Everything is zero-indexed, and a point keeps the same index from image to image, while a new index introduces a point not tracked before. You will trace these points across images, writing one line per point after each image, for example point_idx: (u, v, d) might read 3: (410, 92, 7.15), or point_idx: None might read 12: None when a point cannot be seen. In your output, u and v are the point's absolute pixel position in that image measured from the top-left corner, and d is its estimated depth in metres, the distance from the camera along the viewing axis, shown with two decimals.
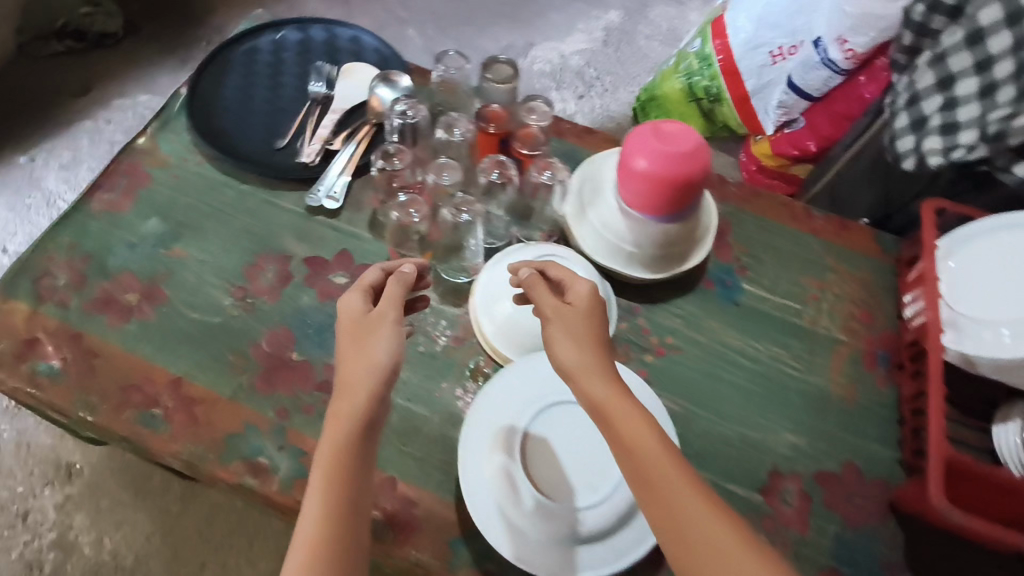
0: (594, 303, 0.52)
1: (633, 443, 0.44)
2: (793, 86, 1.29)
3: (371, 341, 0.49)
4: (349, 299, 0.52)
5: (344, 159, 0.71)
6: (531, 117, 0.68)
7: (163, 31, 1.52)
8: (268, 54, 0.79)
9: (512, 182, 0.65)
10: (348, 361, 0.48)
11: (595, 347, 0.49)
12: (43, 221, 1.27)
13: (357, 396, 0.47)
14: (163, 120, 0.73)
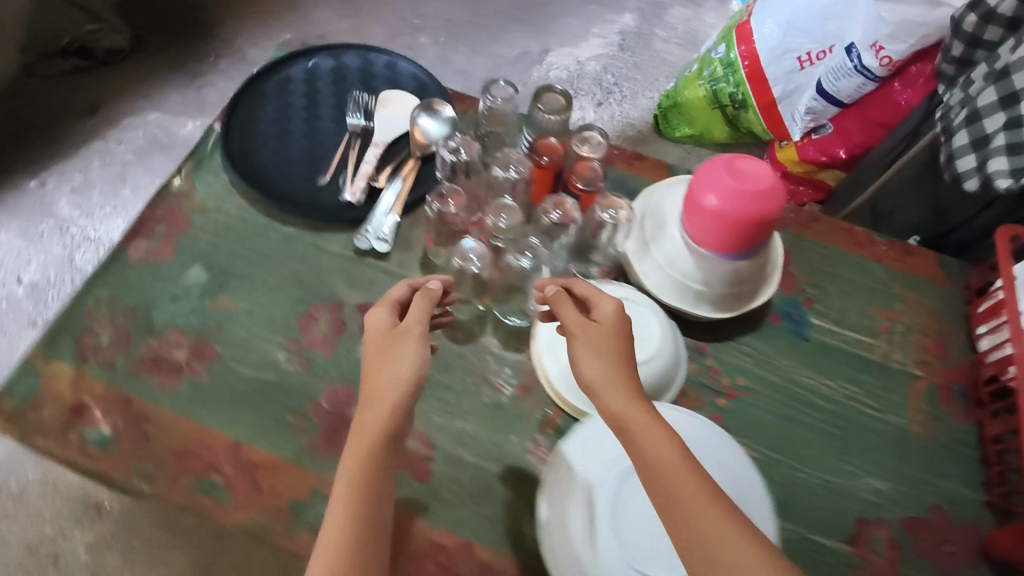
0: (620, 321, 0.50)
1: (656, 461, 0.41)
2: (823, 92, 1.25)
3: (398, 351, 0.47)
4: (374, 312, 0.50)
5: (391, 198, 0.67)
6: (586, 150, 0.65)
7: (171, 44, 1.48)
8: (302, 83, 0.76)
9: (574, 222, 0.61)
10: (373, 370, 0.46)
11: (623, 366, 0.47)
12: (55, 250, 1.21)
13: (377, 405, 0.44)
14: (197, 158, 0.69)
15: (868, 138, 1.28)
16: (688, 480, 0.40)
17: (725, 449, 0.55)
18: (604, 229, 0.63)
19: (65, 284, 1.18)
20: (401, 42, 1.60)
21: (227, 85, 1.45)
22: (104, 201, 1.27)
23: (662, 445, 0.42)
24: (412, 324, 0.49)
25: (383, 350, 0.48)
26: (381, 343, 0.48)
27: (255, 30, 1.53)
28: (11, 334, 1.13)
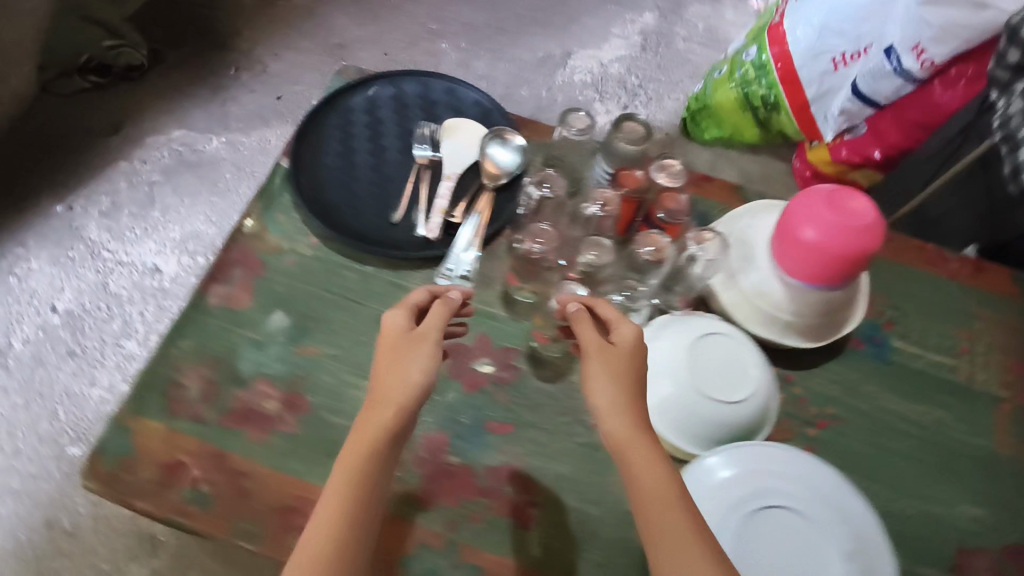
0: (637, 345, 0.53)
1: (649, 484, 0.46)
2: (859, 93, 1.23)
3: (412, 361, 0.51)
4: (394, 318, 0.53)
5: (469, 233, 0.66)
6: (666, 179, 0.63)
7: (190, 59, 1.45)
8: (364, 113, 0.74)
9: (666, 257, 0.62)
10: (384, 378, 0.50)
11: (628, 384, 0.51)
12: (89, 276, 1.19)
13: (382, 413, 0.49)
14: (266, 197, 0.67)
15: (904, 138, 1.26)
16: (669, 507, 0.45)
17: (853, 503, 0.54)
18: (692, 261, 0.63)
19: (100, 312, 1.16)
20: (422, 49, 1.57)
21: (250, 99, 1.42)
22: (134, 223, 1.25)
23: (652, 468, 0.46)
24: (428, 336, 0.52)
25: (397, 358, 0.51)
26: (396, 351, 0.52)
27: (273, 41, 1.50)
28: (49, 365, 1.11)
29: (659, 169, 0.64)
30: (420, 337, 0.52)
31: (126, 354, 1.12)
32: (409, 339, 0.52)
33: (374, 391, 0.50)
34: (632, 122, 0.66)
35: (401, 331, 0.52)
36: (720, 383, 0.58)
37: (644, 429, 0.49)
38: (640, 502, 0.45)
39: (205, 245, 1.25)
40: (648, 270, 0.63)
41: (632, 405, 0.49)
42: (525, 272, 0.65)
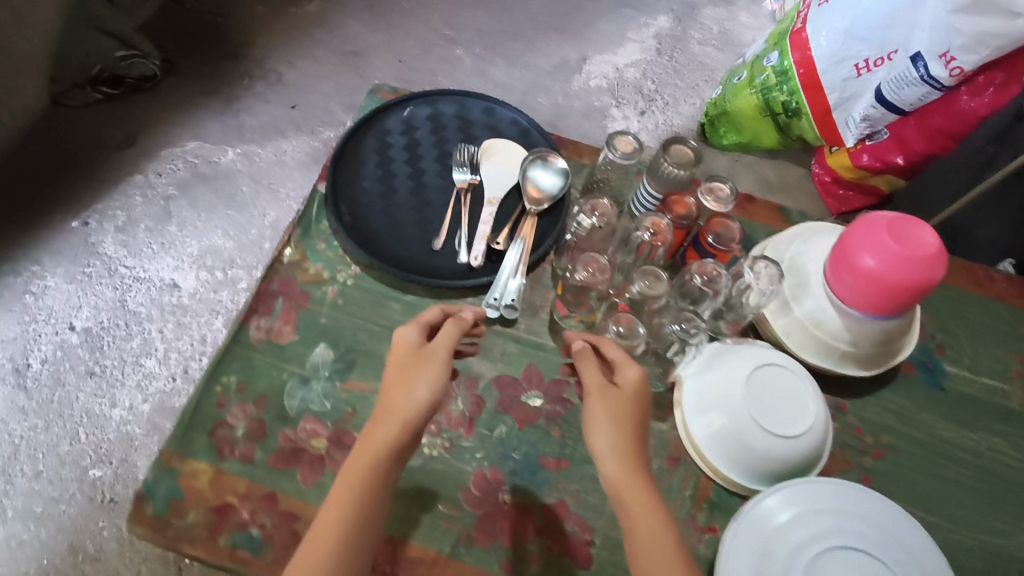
0: (639, 390, 0.53)
1: (641, 509, 0.47)
2: (883, 100, 1.20)
3: (417, 382, 0.51)
4: (406, 335, 0.53)
5: (514, 261, 0.64)
6: (717, 203, 0.63)
7: (203, 69, 1.43)
8: (401, 134, 0.73)
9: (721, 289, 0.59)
10: (393, 395, 0.51)
11: (628, 411, 0.52)
12: (106, 293, 1.17)
13: (387, 431, 0.50)
14: (304, 223, 0.66)
15: (928, 146, 1.22)
16: (655, 535, 0.46)
17: (925, 553, 0.51)
18: (745, 289, 0.61)
19: (119, 329, 1.14)
20: (437, 55, 1.55)
21: (265, 109, 1.40)
22: (150, 238, 1.23)
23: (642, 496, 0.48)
24: (435, 357, 0.52)
25: (406, 376, 0.52)
26: (406, 369, 0.52)
27: (286, 50, 1.48)
28: (69, 385, 1.09)
29: (709, 193, 0.63)
30: (428, 357, 0.52)
31: (146, 373, 1.10)
32: (419, 360, 0.52)
33: (383, 406, 0.50)
34: (681, 146, 0.65)
35: (411, 349, 0.53)
36: (780, 417, 0.56)
37: (634, 459, 0.50)
38: (630, 525, 0.47)
39: (224, 260, 1.23)
40: (703, 296, 0.60)
41: (629, 432, 0.50)
42: (575, 302, 0.62)
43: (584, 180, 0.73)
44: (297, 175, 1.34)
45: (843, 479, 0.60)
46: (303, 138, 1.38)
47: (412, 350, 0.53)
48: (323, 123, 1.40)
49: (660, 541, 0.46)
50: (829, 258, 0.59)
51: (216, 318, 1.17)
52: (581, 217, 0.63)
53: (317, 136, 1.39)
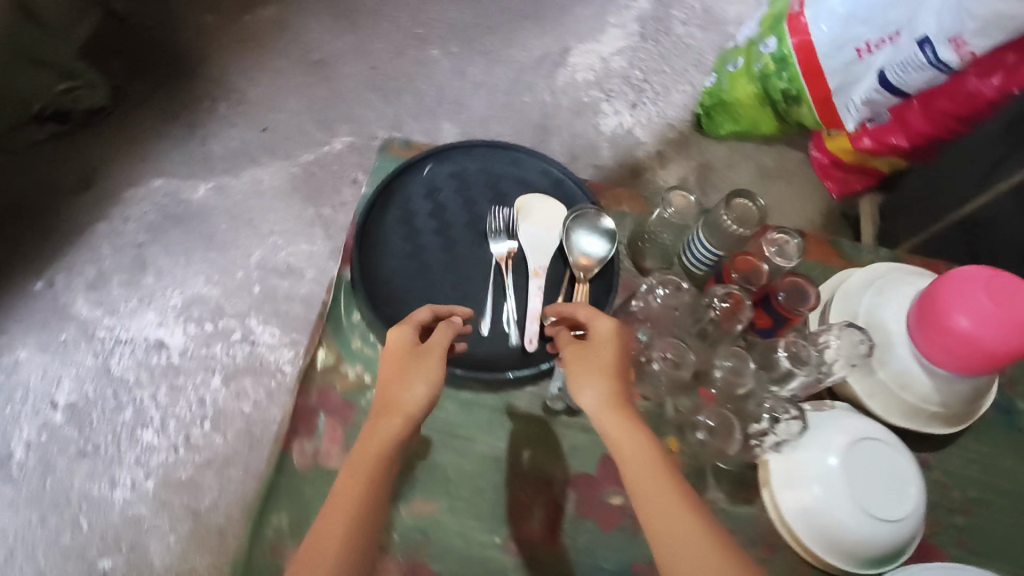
0: (616, 340, 0.53)
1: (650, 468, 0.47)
2: (888, 86, 1.18)
3: (418, 375, 0.52)
4: (403, 333, 0.54)
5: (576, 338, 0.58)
6: (778, 257, 0.59)
7: (157, 92, 1.28)
8: (424, 199, 0.65)
9: (804, 367, 0.54)
10: (392, 387, 0.51)
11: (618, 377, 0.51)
12: (87, 360, 1.08)
13: (390, 421, 0.50)
14: (334, 319, 0.59)
15: (933, 129, 1.21)
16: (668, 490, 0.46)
17: None
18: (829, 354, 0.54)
19: (108, 400, 1.06)
20: (411, 58, 1.42)
21: (233, 134, 1.28)
22: (126, 293, 1.13)
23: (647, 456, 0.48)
24: (433, 350, 0.53)
25: (406, 370, 0.52)
26: (406, 363, 0.52)
27: (248, 65, 1.35)
28: (62, 468, 1.01)
29: (769, 244, 0.60)
30: (425, 352, 0.53)
31: (145, 446, 1.03)
32: (416, 356, 0.53)
33: (383, 398, 0.51)
34: (744, 201, 0.61)
35: (409, 345, 0.53)
36: (877, 492, 0.53)
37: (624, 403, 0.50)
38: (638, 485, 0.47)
39: (211, 310, 1.14)
40: (788, 375, 0.55)
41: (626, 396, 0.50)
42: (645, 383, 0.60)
43: (631, 231, 0.67)
44: (277, 206, 1.23)
45: (936, 543, 0.58)
46: (278, 164, 1.27)
47: (409, 348, 0.53)
48: (299, 144, 1.29)
49: (670, 495, 0.46)
50: (912, 313, 0.56)
51: (213, 376, 1.09)
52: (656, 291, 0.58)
53: (294, 160, 1.28)
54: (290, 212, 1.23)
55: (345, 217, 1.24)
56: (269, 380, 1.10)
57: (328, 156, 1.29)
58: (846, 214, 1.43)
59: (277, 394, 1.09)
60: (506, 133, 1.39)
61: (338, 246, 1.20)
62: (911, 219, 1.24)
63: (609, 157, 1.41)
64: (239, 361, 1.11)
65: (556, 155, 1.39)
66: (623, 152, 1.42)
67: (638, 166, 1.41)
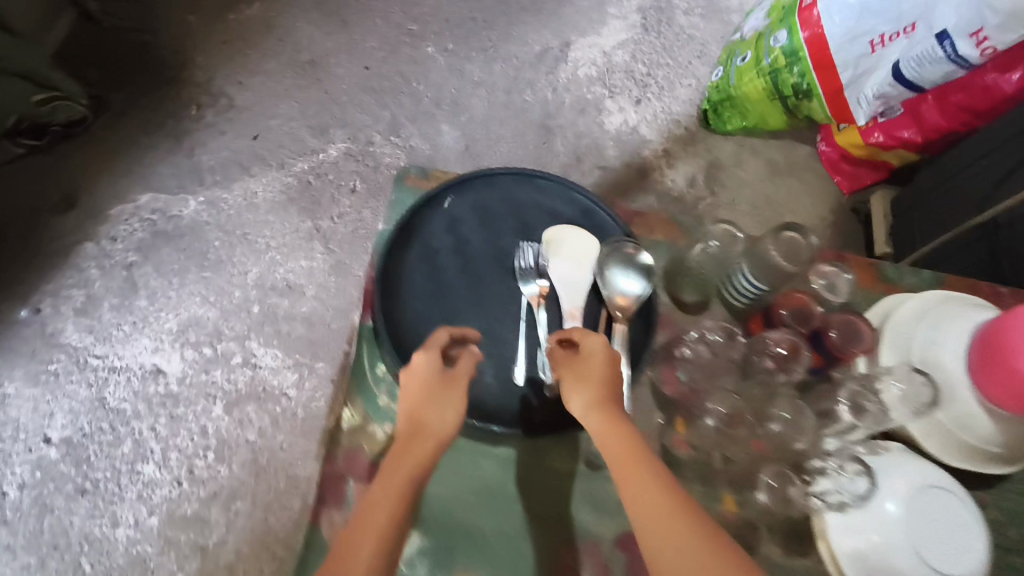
0: (608, 354, 0.52)
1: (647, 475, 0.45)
2: (902, 79, 1.13)
3: (451, 401, 0.51)
4: (430, 358, 0.52)
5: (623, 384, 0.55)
6: (823, 288, 0.57)
7: (140, 99, 1.21)
8: (445, 235, 0.60)
9: (868, 415, 0.51)
10: (429, 411, 0.50)
11: (609, 387, 0.50)
12: (81, 392, 1.03)
13: (424, 443, 0.48)
14: (357, 374, 0.55)
15: (946, 122, 1.17)
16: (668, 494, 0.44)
17: None
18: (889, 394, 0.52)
19: (105, 433, 1.01)
20: (405, 56, 1.34)
21: (222, 143, 1.21)
22: (118, 318, 1.07)
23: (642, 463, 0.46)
24: (462, 377, 0.52)
25: (433, 398, 0.50)
26: (436, 389, 0.51)
27: (235, 66, 1.26)
28: (59, 508, 0.97)
29: (817, 274, 0.57)
30: (454, 378, 0.52)
31: (146, 482, 0.99)
32: (447, 382, 0.51)
33: (417, 419, 0.49)
34: (793, 235, 0.57)
35: (439, 370, 0.52)
36: (942, 544, 0.50)
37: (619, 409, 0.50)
38: (631, 491, 0.45)
39: (210, 332, 1.09)
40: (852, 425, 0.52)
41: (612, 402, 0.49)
42: (695, 435, 0.56)
43: (666, 260, 0.63)
44: (273, 219, 1.17)
45: None
46: (272, 174, 1.20)
47: (439, 373, 0.51)
48: (293, 152, 1.22)
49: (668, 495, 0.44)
50: (972, 352, 0.53)
51: (214, 404, 1.05)
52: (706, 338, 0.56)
53: (288, 169, 1.21)
54: (287, 225, 1.17)
55: (344, 230, 1.18)
56: (274, 405, 1.06)
57: (324, 165, 1.22)
58: (856, 207, 1.39)
59: (281, 420, 1.05)
60: (507, 135, 1.33)
61: (339, 262, 1.16)
62: (923, 222, 1.19)
63: (614, 158, 1.36)
64: (241, 386, 1.06)
65: (560, 157, 1.34)
66: (629, 153, 1.38)
67: (643, 166, 1.37)
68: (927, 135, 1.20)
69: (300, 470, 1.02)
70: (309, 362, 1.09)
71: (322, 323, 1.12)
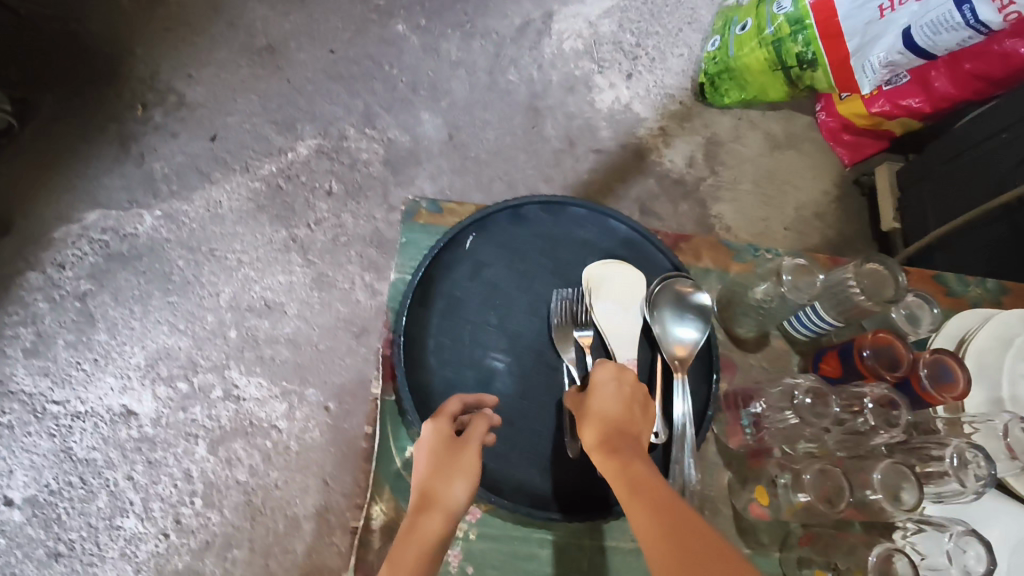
0: (618, 391, 0.46)
1: (664, 507, 0.37)
2: (913, 46, 0.97)
3: (459, 468, 0.43)
4: (436, 427, 0.45)
5: (692, 442, 0.48)
6: (903, 320, 0.54)
7: (74, 101, 1.06)
8: (471, 281, 0.54)
9: (974, 479, 0.44)
10: (435, 481, 0.42)
11: (623, 425, 0.44)
12: (42, 444, 0.92)
13: (434, 519, 0.40)
14: (385, 460, 0.50)
15: (958, 93, 1.02)
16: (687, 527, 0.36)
17: None
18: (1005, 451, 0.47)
19: (75, 488, 0.91)
20: (375, 36, 1.18)
21: (176, 148, 1.07)
22: (75, 356, 0.96)
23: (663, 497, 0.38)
24: (472, 440, 0.44)
25: (443, 464, 0.43)
26: (443, 457, 0.43)
27: (183, 58, 1.11)
28: None
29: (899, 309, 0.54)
30: (464, 442, 0.44)
31: (128, 537, 0.90)
32: (457, 446, 0.44)
33: (424, 491, 0.41)
34: (878, 267, 0.51)
35: (446, 437, 0.44)
36: None
37: (621, 436, 0.43)
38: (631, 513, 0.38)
39: (183, 364, 0.98)
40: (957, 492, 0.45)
41: (615, 439, 0.43)
42: (777, 506, 0.50)
43: (720, 291, 0.58)
44: (242, 231, 1.05)
45: None
46: (236, 179, 1.07)
47: (446, 440, 0.44)
48: (258, 153, 1.09)
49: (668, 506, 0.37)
50: None
51: (196, 444, 0.94)
52: (795, 399, 0.48)
53: (254, 173, 1.08)
54: (258, 236, 1.05)
55: (323, 238, 1.06)
56: (263, 440, 0.95)
57: (294, 165, 1.09)
58: (858, 178, 1.25)
59: (274, 455, 0.95)
60: (494, 120, 1.18)
61: (322, 274, 1.04)
62: (935, 199, 1.11)
63: (609, 139, 1.20)
64: (224, 422, 0.96)
65: (552, 142, 1.18)
66: (624, 133, 1.21)
67: (641, 147, 1.21)
68: (936, 105, 1.06)
69: (300, 507, 0.93)
70: (298, 389, 0.98)
71: (309, 344, 1.00)
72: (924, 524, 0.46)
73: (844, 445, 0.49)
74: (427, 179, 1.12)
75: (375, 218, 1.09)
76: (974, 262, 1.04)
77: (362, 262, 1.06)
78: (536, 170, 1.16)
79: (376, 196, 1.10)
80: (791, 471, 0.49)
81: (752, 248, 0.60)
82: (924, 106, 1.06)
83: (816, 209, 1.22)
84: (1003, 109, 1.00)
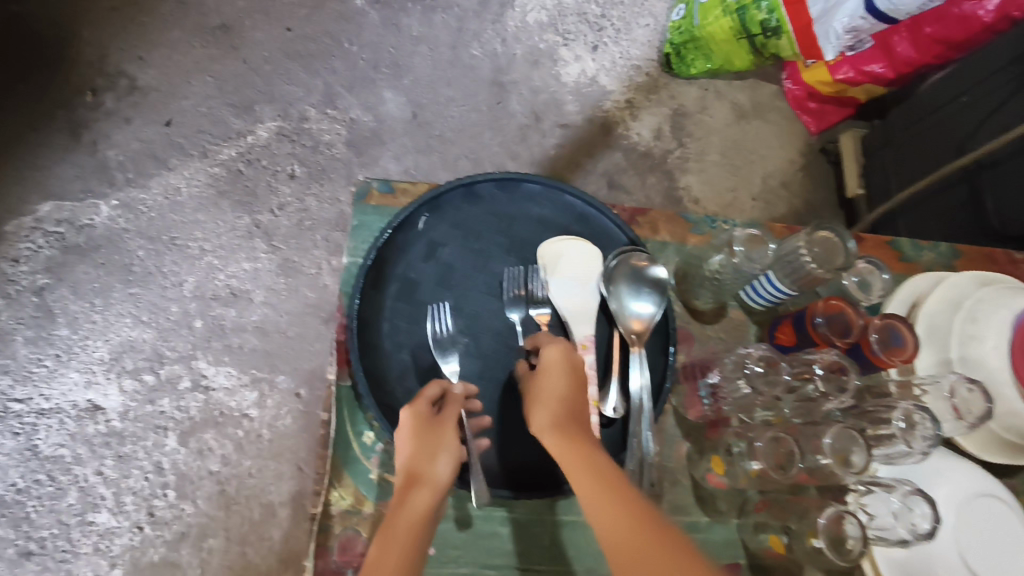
0: (568, 367, 0.46)
1: (591, 477, 0.39)
2: (875, 9, 0.95)
3: (444, 446, 0.43)
4: (414, 409, 0.45)
5: (647, 416, 0.48)
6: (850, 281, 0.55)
7: (19, 88, 1.02)
8: (424, 263, 0.53)
9: (915, 438, 0.45)
10: (420, 459, 0.43)
11: (567, 401, 0.44)
12: (6, 443, 0.91)
13: (422, 495, 0.41)
14: (341, 447, 0.50)
15: (920, 56, 1.01)
16: (613, 495, 0.38)
17: None
18: (953, 407, 0.48)
19: (43, 485, 0.90)
20: (332, 13, 1.15)
21: (129, 134, 1.04)
22: (36, 353, 0.94)
23: (593, 467, 0.39)
24: (450, 419, 0.45)
25: (426, 442, 0.43)
26: (426, 437, 0.44)
27: (132, 40, 1.07)
28: None
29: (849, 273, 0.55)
30: (446, 418, 0.45)
31: (102, 532, 0.89)
32: (438, 425, 0.44)
33: (410, 470, 0.42)
34: (828, 235, 0.51)
35: (425, 416, 0.45)
36: (993, 554, 0.49)
37: (571, 412, 0.44)
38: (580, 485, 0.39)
39: (148, 356, 0.96)
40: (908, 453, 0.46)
41: (571, 413, 0.43)
42: (733, 474, 0.51)
43: (677, 264, 0.58)
44: (203, 218, 1.03)
45: None
46: (194, 165, 1.05)
47: (426, 421, 0.44)
48: (216, 137, 1.06)
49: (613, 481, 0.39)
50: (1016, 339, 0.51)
51: (166, 436, 0.93)
52: (745, 368, 0.49)
53: (212, 158, 1.05)
54: (219, 223, 1.03)
55: (287, 223, 1.04)
56: (235, 429, 0.95)
57: (254, 149, 1.07)
58: (824, 146, 1.25)
59: (246, 443, 0.94)
60: (457, 96, 1.16)
61: (287, 259, 1.02)
62: (898, 164, 1.12)
63: (575, 113, 1.19)
64: (194, 413, 0.95)
65: (518, 117, 1.17)
66: (590, 105, 1.20)
67: (606, 120, 1.20)
68: (897, 70, 1.06)
69: (273, 495, 0.93)
70: (269, 376, 0.97)
71: (277, 331, 0.99)
72: (873, 486, 0.47)
73: (799, 412, 0.49)
74: (391, 159, 1.11)
75: (340, 201, 1.07)
76: (932, 227, 1.06)
77: (328, 246, 1.04)
78: (501, 146, 1.15)
79: (339, 178, 1.08)
80: (746, 439, 0.50)
81: (709, 219, 0.60)
82: (887, 71, 1.06)
83: (782, 178, 1.23)
84: (964, 73, 0.99)
